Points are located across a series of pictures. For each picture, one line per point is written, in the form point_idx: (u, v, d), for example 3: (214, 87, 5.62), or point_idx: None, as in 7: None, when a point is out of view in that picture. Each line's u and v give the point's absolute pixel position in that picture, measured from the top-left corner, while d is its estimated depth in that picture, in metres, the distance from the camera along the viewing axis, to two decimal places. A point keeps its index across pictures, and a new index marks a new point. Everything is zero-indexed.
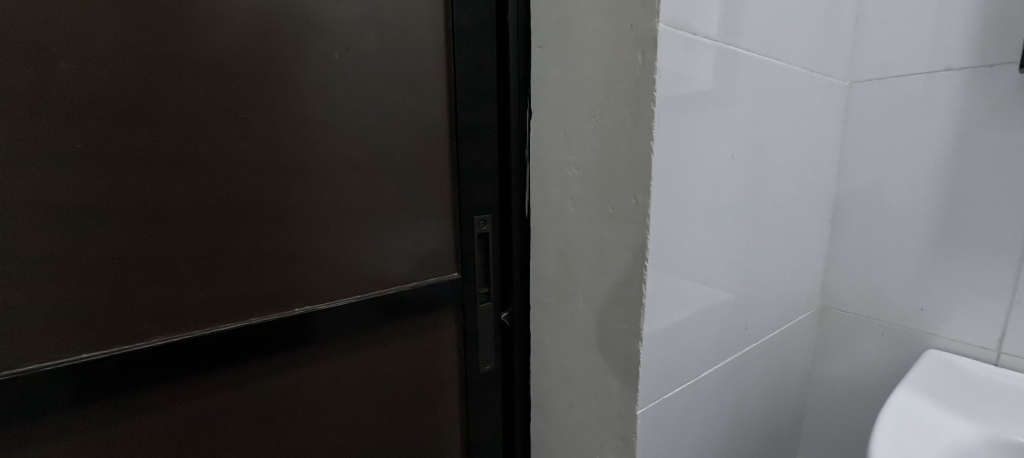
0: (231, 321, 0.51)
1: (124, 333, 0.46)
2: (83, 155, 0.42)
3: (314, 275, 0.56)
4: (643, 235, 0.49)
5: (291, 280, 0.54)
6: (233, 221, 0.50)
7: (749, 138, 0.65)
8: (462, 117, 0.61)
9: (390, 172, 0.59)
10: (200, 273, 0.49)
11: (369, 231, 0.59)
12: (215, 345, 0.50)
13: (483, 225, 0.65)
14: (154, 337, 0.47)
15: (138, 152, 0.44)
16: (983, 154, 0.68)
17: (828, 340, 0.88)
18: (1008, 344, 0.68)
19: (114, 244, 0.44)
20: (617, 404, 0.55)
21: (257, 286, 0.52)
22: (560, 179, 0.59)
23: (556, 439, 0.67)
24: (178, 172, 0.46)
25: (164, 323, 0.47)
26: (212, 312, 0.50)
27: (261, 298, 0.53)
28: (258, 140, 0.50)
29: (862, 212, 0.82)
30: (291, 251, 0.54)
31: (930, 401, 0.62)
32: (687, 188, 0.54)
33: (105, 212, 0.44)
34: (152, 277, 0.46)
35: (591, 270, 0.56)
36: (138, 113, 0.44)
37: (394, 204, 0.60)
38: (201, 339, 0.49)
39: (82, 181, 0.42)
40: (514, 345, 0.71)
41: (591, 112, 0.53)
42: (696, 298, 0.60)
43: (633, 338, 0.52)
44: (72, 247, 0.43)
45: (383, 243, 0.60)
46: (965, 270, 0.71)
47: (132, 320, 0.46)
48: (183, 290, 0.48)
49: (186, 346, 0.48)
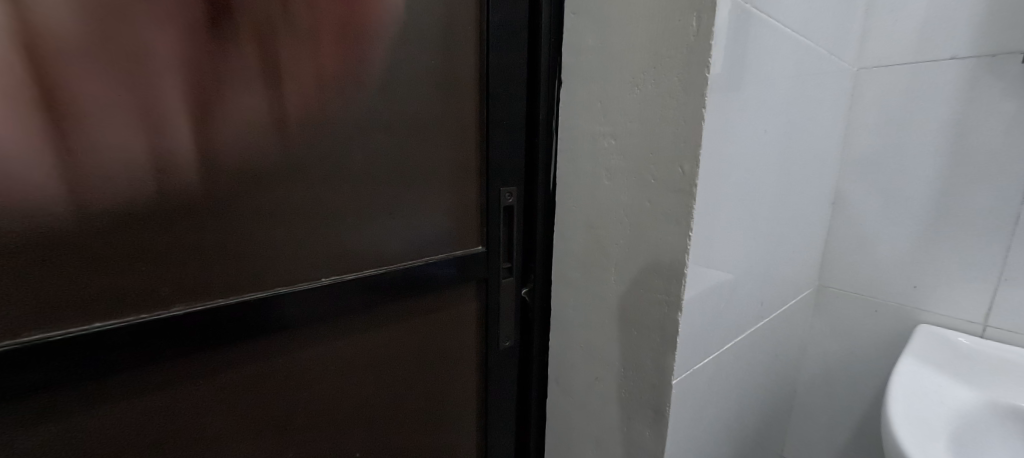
0: (252, 291, 0.48)
1: (142, 300, 0.42)
2: (94, 100, 0.38)
3: (339, 245, 0.53)
4: (688, 205, 0.49)
5: (316, 247, 0.51)
6: (256, 183, 0.46)
7: (767, 120, 0.67)
8: (493, 83, 0.59)
9: (419, 138, 0.56)
10: (220, 238, 0.45)
11: (394, 200, 0.56)
12: (237, 316, 0.47)
13: (509, 198, 0.64)
14: (174, 306, 0.44)
15: (154, 99, 0.40)
16: (980, 140, 0.72)
17: (823, 319, 0.92)
18: (995, 318, 0.73)
19: (127, 203, 0.40)
20: (650, 375, 0.55)
21: (279, 253, 0.49)
22: (594, 151, 0.58)
23: (576, 414, 0.68)
24: (198, 125, 0.42)
25: (183, 290, 0.44)
26: (234, 280, 0.46)
27: (284, 267, 0.49)
28: (285, 96, 0.46)
29: (861, 196, 0.85)
30: (317, 219, 0.51)
31: (932, 371, 0.66)
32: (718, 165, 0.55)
33: (118, 167, 0.39)
34: (169, 240, 0.42)
35: (625, 243, 0.56)
36: (156, 57, 0.40)
37: (422, 173, 0.57)
38: (223, 309, 0.46)
39: (92, 131, 0.38)
40: (533, 321, 0.70)
41: (634, 80, 0.52)
42: (716, 273, 0.62)
43: (671, 310, 0.52)
44: (79, 204, 0.38)
45: (410, 214, 0.57)
46: (955, 249, 0.76)
47: (147, 286, 0.42)
48: (201, 255, 0.44)
49: (206, 317, 0.45)
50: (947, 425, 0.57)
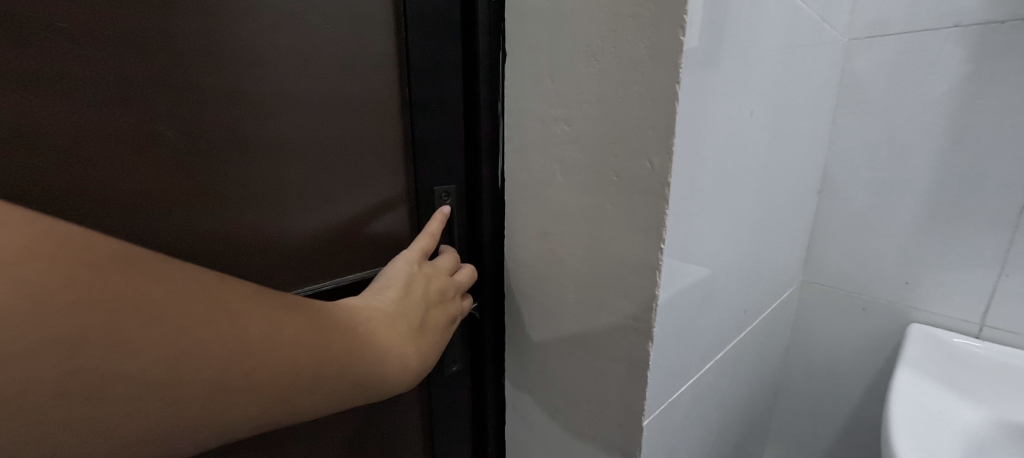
0: (287, 236, 0.45)
1: (180, 234, 0.39)
2: (65, 83, 0.33)
3: (355, 205, 0.49)
4: (658, 210, 0.38)
5: (340, 205, 0.48)
6: (286, 120, 0.42)
7: (752, 98, 0.57)
8: (416, 56, 0.47)
9: (322, 127, 0.45)
10: (218, 234, 0.41)
11: (296, 209, 0.45)
12: (269, 262, 0.44)
13: (445, 199, 0.52)
14: (209, 243, 0.41)
15: (131, 81, 0.35)
16: (985, 120, 0.63)
17: (807, 316, 0.84)
18: (991, 317, 0.67)
19: (115, 200, 0.36)
20: (616, 413, 0.46)
21: (285, 237, 0.45)
22: (545, 140, 0.47)
23: (535, 446, 0.58)
24: (226, 46, 0.38)
25: (218, 226, 0.41)
26: (268, 223, 0.44)
27: (314, 217, 0.46)
28: (251, 76, 0.40)
29: (851, 183, 0.76)
30: (341, 172, 0.47)
31: (933, 385, 0.59)
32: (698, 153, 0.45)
33: (102, 160, 0.35)
34: (235, 171, 0.41)
35: (584, 253, 0.45)
36: (122, 30, 0.34)
37: (331, 171, 0.46)
38: (252, 256, 0.43)
39: (70, 121, 0.33)
40: (484, 342, 0.59)
41: (590, 48, 0.41)
42: (700, 282, 0.52)
43: (639, 338, 0.42)
44: (67, 205, 0.34)
45: (318, 223, 0.47)
46: (954, 241, 0.68)
47: (183, 218, 0.39)
48: (255, 196, 0.42)
49: (238, 258, 0.42)
50: (956, 453, 0.50)
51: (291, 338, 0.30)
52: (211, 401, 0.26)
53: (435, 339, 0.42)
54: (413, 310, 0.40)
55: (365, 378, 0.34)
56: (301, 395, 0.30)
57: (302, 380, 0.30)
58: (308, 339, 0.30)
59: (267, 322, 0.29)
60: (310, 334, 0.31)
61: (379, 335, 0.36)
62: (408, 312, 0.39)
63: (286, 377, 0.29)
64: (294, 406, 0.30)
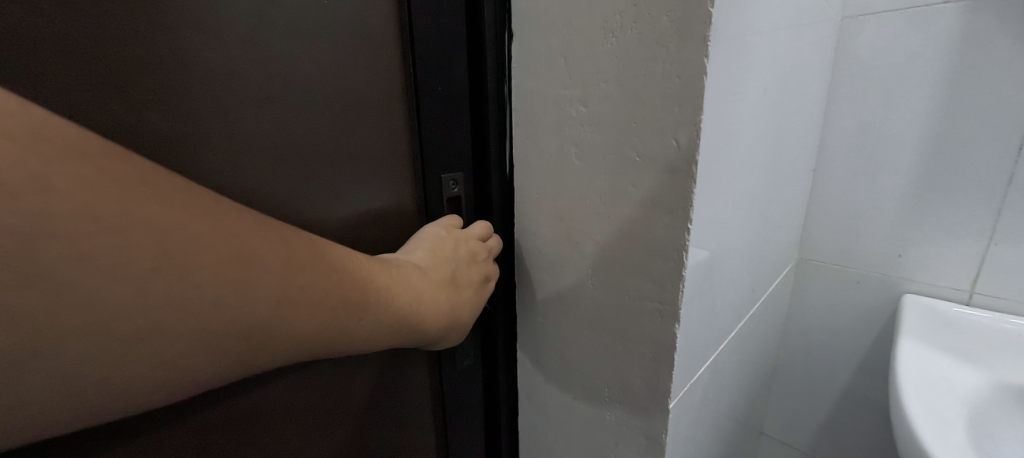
0: (342, 177, 0.44)
1: (241, 168, 0.37)
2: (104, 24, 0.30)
3: (399, 154, 0.48)
4: (685, 190, 0.37)
5: (384, 155, 0.46)
6: (327, 60, 0.41)
7: (764, 75, 0.56)
8: (420, 36, 0.44)
9: (325, 113, 0.42)
10: (279, 170, 0.40)
11: (316, 190, 0.42)
12: (326, 204, 0.43)
13: (453, 187, 0.51)
14: (271, 181, 0.39)
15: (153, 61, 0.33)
16: (974, 93, 0.65)
17: (804, 292, 0.86)
18: (980, 285, 0.69)
19: (181, 126, 0.34)
20: (641, 396, 0.45)
21: (341, 179, 0.44)
22: (559, 122, 0.46)
23: (552, 434, 0.58)
24: None
25: (279, 161, 0.39)
26: (323, 162, 0.42)
27: (365, 159, 0.45)
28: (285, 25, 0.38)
29: (845, 160, 0.78)
30: (380, 123, 0.45)
31: (933, 353, 0.60)
32: (718, 130, 0.44)
33: (148, 109, 0.33)
34: (288, 104, 0.39)
35: (603, 237, 0.45)
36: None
37: (341, 155, 0.43)
38: (312, 197, 0.42)
39: (98, 108, 0.31)
40: (496, 333, 0.58)
41: (608, 24, 0.39)
42: (717, 264, 0.51)
43: (665, 321, 0.41)
44: (130, 144, 0.32)
45: (330, 211, 0.44)
46: (946, 213, 0.70)
47: (245, 151, 0.37)
48: (310, 131, 0.41)
49: (296, 198, 0.41)
50: (961, 417, 0.51)
51: (339, 270, 0.34)
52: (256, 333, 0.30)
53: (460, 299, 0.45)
54: (438, 271, 0.43)
55: (402, 313, 0.38)
56: (348, 321, 0.34)
57: (347, 308, 0.34)
58: (348, 274, 0.34)
59: (320, 257, 0.33)
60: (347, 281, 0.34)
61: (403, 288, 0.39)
62: (433, 271, 0.42)
63: (324, 314, 0.33)
64: (343, 329, 0.34)
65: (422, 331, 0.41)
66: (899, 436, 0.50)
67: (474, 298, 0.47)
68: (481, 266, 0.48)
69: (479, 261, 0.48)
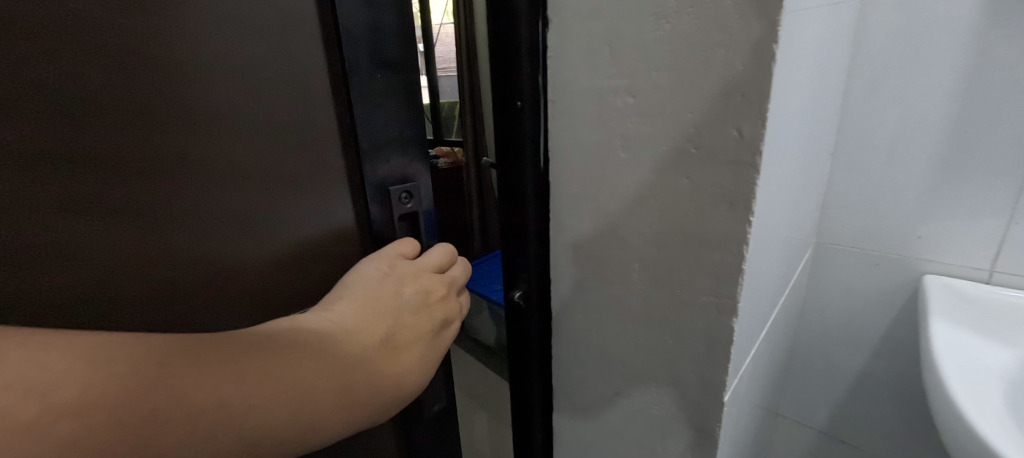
0: (254, 256, 0.46)
1: (149, 269, 0.39)
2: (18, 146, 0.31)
3: (325, 199, 0.49)
4: (747, 182, 0.36)
5: (307, 208, 0.48)
6: (259, 128, 0.42)
7: (818, 56, 0.53)
8: (351, 62, 0.45)
9: (263, 167, 0.44)
10: (192, 265, 0.42)
11: (245, 245, 0.45)
12: (238, 283, 0.45)
13: (405, 202, 0.53)
14: (180, 275, 0.41)
15: (82, 176, 0.34)
16: (998, 72, 0.65)
17: (823, 275, 0.86)
18: (1001, 263, 0.70)
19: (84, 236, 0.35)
20: (694, 391, 0.45)
21: (252, 261, 0.46)
22: (602, 114, 0.44)
23: (591, 429, 0.57)
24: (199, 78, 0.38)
25: (194, 258, 0.41)
26: (238, 249, 0.44)
27: (279, 234, 0.47)
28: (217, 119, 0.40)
29: (863, 143, 0.77)
30: (307, 175, 0.47)
31: (964, 333, 0.61)
32: (784, 117, 0.42)
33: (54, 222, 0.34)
34: (204, 200, 0.41)
35: (651, 232, 0.43)
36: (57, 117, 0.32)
37: (269, 209, 0.45)
38: (222, 281, 0.44)
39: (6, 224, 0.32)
40: (531, 329, 0.57)
41: (660, 11, 0.37)
42: (770, 255, 0.50)
43: (723, 315, 0.40)
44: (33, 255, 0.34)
45: (259, 260, 0.46)
46: (967, 194, 0.71)
47: (160, 253, 0.39)
48: (226, 222, 0.43)
49: (207, 288, 0.43)
50: (999, 395, 0.52)
51: (260, 350, 0.33)
52: (198, 440, 0.29)
53: (417, 341, 0.43)
54: (389, 312, 0.42)
55: (328, 389, 0.35)
56: (248, 412, 0.31)
57: (258, 399, 0.31)
58: (265, 356, 0.32)
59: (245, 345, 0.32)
60: (289, 331, 0.35)
61: (345, 338, 0.38)
62: (381, 311, 0.41)
63: (265, 400, 0.31)
64: (247, 424, 0.31)
65: (355, 410, 0.36)
66: (940, 417, 0.50)
67: (434, 341, 0.45)
68: (428, 314, 0.46)
69: (427, 308, 0.46)
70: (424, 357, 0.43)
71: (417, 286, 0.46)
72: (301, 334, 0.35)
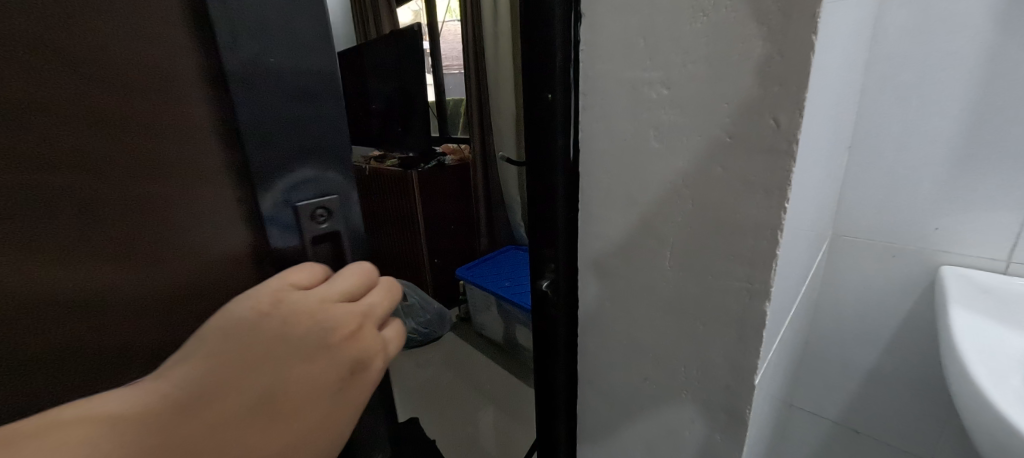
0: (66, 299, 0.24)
1: None
2: None
3: (183, 205, 0.28)
4: (783, 169, 0.37)
5: (160, 212, 0.27)
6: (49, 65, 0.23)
7: (843, 54, 0.54)
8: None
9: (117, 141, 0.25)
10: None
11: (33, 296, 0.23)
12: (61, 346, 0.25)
13: (322, 220, 0.33)
14: None
15: None
16: (1017, 64, 0.66)
17: (838, 268, 0.87)
18: (1019, 254, 0.71)
19: None
20: (723, 375, 0.46)
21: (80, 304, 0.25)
22: (635, 105, 0.45)
23: (616, 416, 0.59)
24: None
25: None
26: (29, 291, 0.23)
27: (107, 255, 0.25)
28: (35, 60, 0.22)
29: (881, 136, 0.78)
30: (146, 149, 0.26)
31: (984, 321, 0.62)
32: (815, 110, 0.43)
33: None
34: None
35: (684, 220, 0.45)
36: None
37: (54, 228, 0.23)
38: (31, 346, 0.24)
39: None
40: (557, 318, 0.59)
41: (697, 4, 0.38)
42: (796, 247, 0.51)
43: (756, 300, 0.42)
44: None
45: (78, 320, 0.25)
46: (986, 185, 0.71)
47: None
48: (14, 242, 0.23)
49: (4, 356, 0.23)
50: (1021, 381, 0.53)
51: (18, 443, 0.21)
52: None
53: (306, 406, 0.29)
54: (259, 379, 0.28)
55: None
56: None
57: None
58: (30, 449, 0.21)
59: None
60: (39, 431, 0.21)
61: (180, 425, 0.25)
62: (239, 380, 0.27)
63: None
64: None
65: None
66: (962, 402, 0.51)
67: (338, 399, 0.31)
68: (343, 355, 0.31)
69: (340, 348, 0.31)
70: (329, 417, 0.30)
71: (327, 320, 0.30)
72: (64, 436, 0.22)
